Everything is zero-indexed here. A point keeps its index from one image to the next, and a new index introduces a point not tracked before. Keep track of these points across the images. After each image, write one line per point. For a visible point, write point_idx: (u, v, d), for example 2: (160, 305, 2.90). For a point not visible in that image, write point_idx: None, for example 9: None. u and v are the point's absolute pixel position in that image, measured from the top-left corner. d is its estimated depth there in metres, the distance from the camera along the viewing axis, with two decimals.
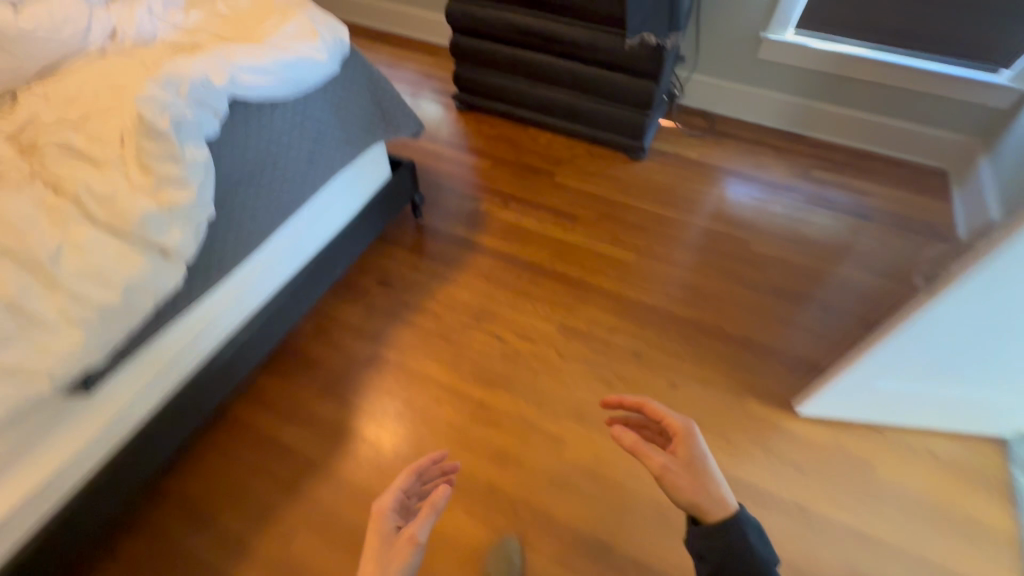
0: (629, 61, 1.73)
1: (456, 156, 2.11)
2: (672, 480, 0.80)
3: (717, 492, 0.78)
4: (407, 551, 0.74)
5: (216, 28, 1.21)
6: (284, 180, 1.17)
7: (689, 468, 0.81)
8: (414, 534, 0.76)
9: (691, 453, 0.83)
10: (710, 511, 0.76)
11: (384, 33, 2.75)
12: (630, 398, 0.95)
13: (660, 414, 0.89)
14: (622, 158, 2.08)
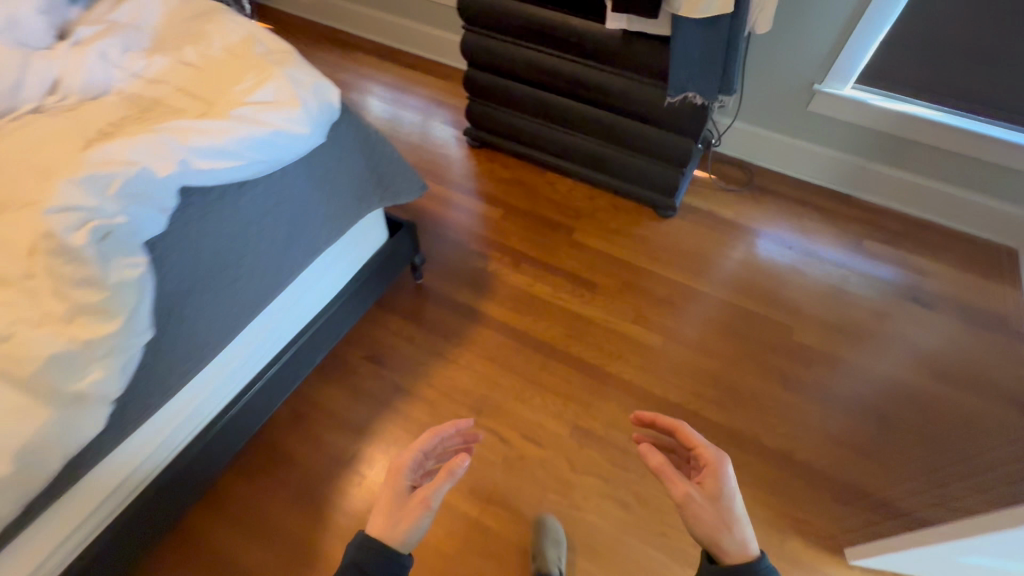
0: (667, 115, 1.51)
1: (464, 202, 1.90)
2: (693, 511, 0.75)
3: (740, 536, 0.73)
4: (417, 512, 0.75)
5: (181, 82, 1.02)
6: (254, 274, 0.97)
7: (713, 504, 0.76)
8: (427, 496, 0.76)
9: (719, 487, 0.78)
10: (729, 554, 0.72)
11: (394, 50, 2.54)
12: (661, 417, 0.90)
13: (692, 441, 0.83)
14: (649, 214, 1.87)
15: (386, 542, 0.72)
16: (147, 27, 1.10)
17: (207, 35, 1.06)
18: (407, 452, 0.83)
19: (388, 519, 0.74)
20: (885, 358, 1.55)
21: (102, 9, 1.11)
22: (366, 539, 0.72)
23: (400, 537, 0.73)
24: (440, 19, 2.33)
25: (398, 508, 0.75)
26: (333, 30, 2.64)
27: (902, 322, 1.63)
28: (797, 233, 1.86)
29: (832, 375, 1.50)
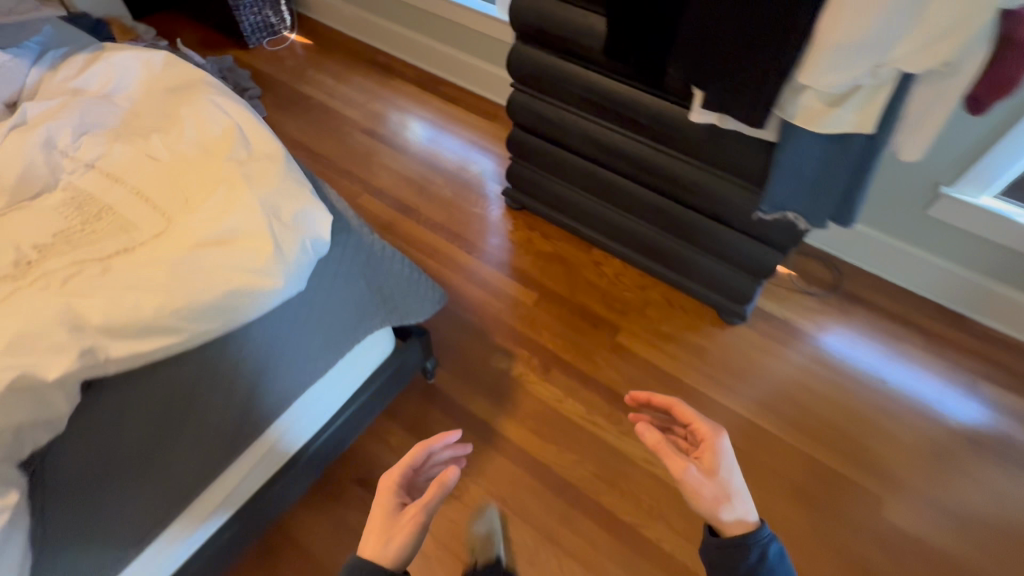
0: (750, 223, 1.21)
1: (494, 277, 1.65)
2: (694, 485, 0.84)
3: (739, 506, 0.81)
4: (408, 531, 0.77)
5: (138, 185, 0.81)
6: (201, 435, 0.80)
7: (712, 476, 0.84)
8: (418, 513, 0.79)
9: (715, 460, 0.87)
10: (730, 526, 0.80)
11: (439, 79, 2.29)
12: (657, 396, 0.98)
13: (690, 418, 0.91)
14: (711, 316, 1.57)
15: (382, 556, 0.75)
16: (112, 101, 0.89)
17: (180, 122, 0.84)
18: (395, 470, 0.85)
19: (381, 538, 0.76)
20: (976, 539, 1.25)
21: (65, 73, 0.91)
22: (360, 560, 0.74)
23: (392, 554, 0.76)
24: (490, 52, 2.06)
25: (390, 526, 0.77)
26: (377, 51, 2.42)
27: (979, 481, 1.32)
28: (863, 339, 1.56)
29: (896, 557, 1.22)
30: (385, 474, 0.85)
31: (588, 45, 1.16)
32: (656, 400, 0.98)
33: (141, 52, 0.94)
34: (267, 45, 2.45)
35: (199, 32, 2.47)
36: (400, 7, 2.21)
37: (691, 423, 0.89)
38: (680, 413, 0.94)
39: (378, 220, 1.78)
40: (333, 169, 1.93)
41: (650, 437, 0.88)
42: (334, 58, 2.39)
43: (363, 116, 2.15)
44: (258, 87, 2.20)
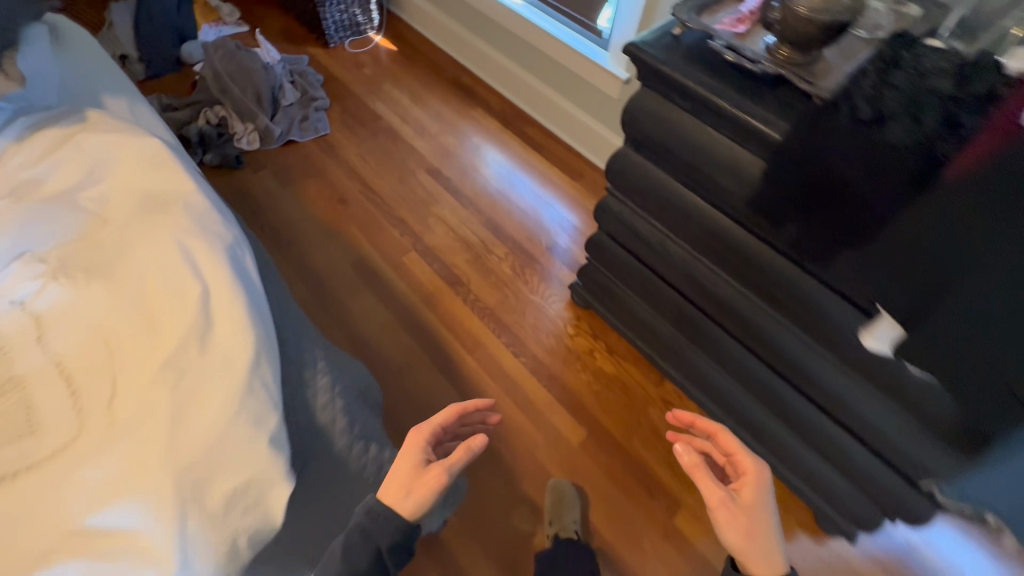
0: (912, 468, 0.84)
1: (539, 395, 1.36)
2: (725, 519, 0.76)
3: (772, 551, 0.73)
4: (429, 490, 0.68)
5: (60, 347, 0.59)
6: None
7: (750, 515, 0.75)
8: (443, 472, 0.69)
9: (755, 497, 0.77)
10: (759, 567, 0.73)
11: (525, 117, 1.99)
12: (700, 420, 0.88)
13: (731, 449, 0.83)
14: (802, 514, 1.21)
15: (401, 507, 0.66)
16: (65, 213, 0.67)
17: (129, 271, 0.61)
18: (425, 426, 0.76)
19: (402, 487, 0.67)
20: None
21: (20, 158, 0.70)
22: (378, 504, 0.66)
23: (412, 506, 0.67)
24: (590, 102, 1.72)
25: (412, 478, 0.68)
26: (463, 70, 2.14)
27: None
28: (981, 543, 1.14)
29: None
30: (413, 429, 0.76)
31: (728, 189, 0.82)
32: (696, 425, 0.89)
33: (120, 140, 0.71)
34: (348, 45, 2.22)
35: (281, 21, 2.28)
36: (498, 29, 1.89)
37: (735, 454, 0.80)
38: (719, 442, 0.86)
39: (421, 290, 1.53)
40: (385, 213, 1.70)
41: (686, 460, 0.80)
42: (415, 72, 2.14)
43: (433, 150, 1.89)
44: (327, 97, 1.99)
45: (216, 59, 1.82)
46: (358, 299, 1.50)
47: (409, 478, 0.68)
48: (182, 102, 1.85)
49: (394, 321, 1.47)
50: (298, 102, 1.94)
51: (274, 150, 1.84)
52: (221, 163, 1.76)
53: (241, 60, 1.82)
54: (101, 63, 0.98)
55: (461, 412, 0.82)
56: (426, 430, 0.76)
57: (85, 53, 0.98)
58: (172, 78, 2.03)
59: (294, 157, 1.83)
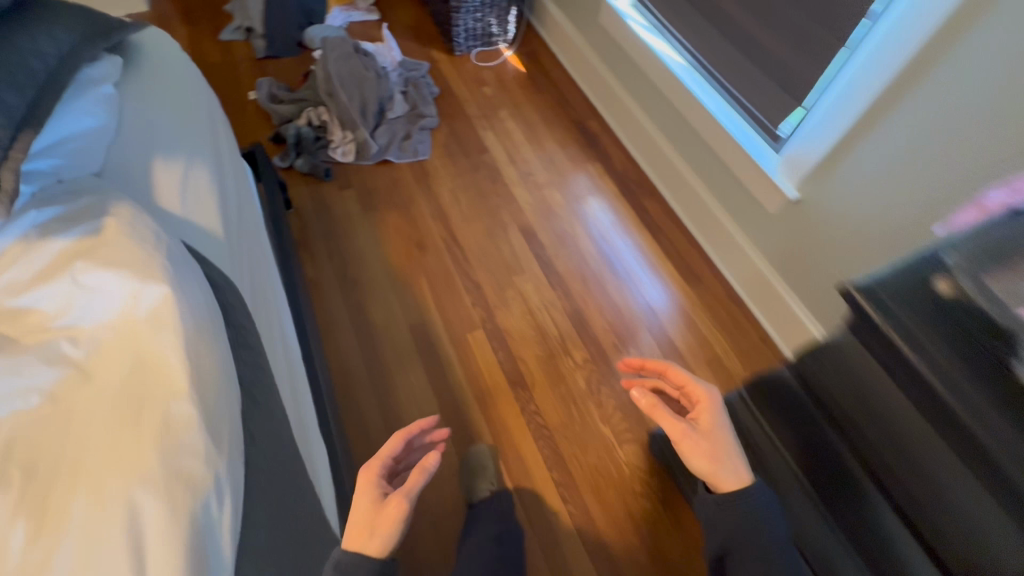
0: None
1: (580, 563, 1.13)
2: (690, 449, 0.74)
3: (734, 461, 0.73)
4: (394, 523, 0.64)
5: None
6: None
7: (711, 437, 0.74)
8: (403, 499, 0.65)
9: (715, 422, 0.76)
10: (724, 481, 0.73)
11: (649, 186, 1.70)
12: (649, 362, 0.89)
13: (684, 380, 0.82)
14: None
15: (369, 548, 0.62)
16: (36, 369, 0.51)
17: (62, 525, 0.43)
18: (375, 460, 0.72)
19: (363, 529, 0.63)
20: None
21: (11, 274, 0.54)
22: (343, 554, 0.62)
23: (378, 547, 0.63)
24: (735, 201, 1.41)
25: (371, 516, 0.64)
26: (592, 112, 1.87)
27: None
28: None
29: None
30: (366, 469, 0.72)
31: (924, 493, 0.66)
32: (648, 367, 0.89)
33: (126, 281, 0.53)
34: (474, 56, 2.01)
35: (413, 16, 2.11)
36: (647, 83, 1.61)
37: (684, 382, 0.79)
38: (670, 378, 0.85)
39: (478, 382, 1.33)
40: (463, 273, 1.49)
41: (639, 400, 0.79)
42: (538, 102, 1.89)
43: (534, 202, 1.65)
44: (437, 116, 1.79)
45: (332, 58, 1.67)
46: (407, 373, 1.33)
47: (368, 517, 0.64)
48: (290, 95, 1.74)
49: (439, 412, 1.29)
50: (405, 117, 1.76)
51: (367, 166, 1.69)
52: (310, 172, 1.64)
53: (356, 66, 1.69)
54: (176, 99, 0.83)
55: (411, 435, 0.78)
56: (378, 463, 0.71)
57: (161, 86, 0.83)
58: (289, 61, 1.92)
59: (385, 179, 1.66)
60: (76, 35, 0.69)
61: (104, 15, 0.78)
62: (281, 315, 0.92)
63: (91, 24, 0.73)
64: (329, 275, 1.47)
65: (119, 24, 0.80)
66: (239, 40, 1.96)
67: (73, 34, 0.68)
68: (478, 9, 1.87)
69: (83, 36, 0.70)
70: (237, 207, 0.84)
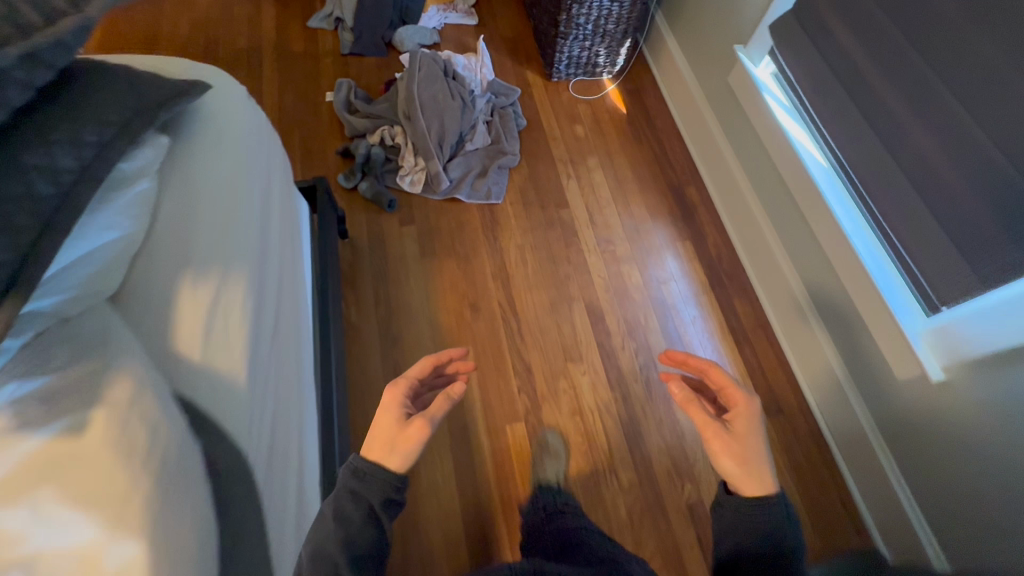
0: None
1: None
2: (718, 450, 0.72)
3: (764, 470, 0.70)
4: (413, 442, 0.73)
5: None
6: None
7: (741, 441, 0.71)
8: (425, 424, 0.73)
9: (746, 428, 0.72)
10: (752, 489, 0.69)
11: (742, 281, 1.47)
12: (694, 357, 0.83)
13: (722, 383, 0.77)
14: None
15: (388, 463, 0.72)
16: None
17: None
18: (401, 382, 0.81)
19: (386, 443, 0.73)
20: None
21: None
22: (361, 460, 0.71)
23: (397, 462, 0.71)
24: (851, 344, 1.18)
25: (393, 436, 0.73)
26: (692, 177, 1.64)
27: None
28: None
29: None
30: (392, 387, 0.81)
31: None
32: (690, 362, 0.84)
33: (107, 520, 0.43)
34: (573, 86, 1.79)
35: (514, 28, 1.90)
36: (770, 168, 1.36)
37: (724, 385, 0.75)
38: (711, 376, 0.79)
39: (507, 484, 1.20)
40: (513, 348, 1.35)
41: (676, 393, 0.78)
42: (634, 154, 1.67)
43: (608, 276, 1.46)
44: (519, 155, 1.61)
45: (418, 77, 1.51)
46: (433, 455, 1.21)
47: (392, 435, 0.73)
48: (366, 105, 1.60)
49: (459, 511, 1.16)
50: (484, 151, 1.59)
51: (433, 201, 1.54)
52: (372, 199, 1.51)
53: (442, 90, 1.52)
54: (227, 186, 0.71)
55: (437, 363, 0.88)
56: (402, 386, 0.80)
57: (211, 167, 0.70)
58: (374, 62, 1.77)
59: (449, 219, 1.51)
60: (113, 129, 0.56)
61: (161, 83, 0.66)
62: (302, 433, 0.80)
63: (138, 105, 0.61)
64: (371, 323, 1.35)
65: (178, 91, 0.67)
66: (326, 30, 1.82)
67: (108, 130, 0.56)
68: (588, 37, 1.64)
69: (124, 127, 0.57)
70: (274, 322, 0.72)
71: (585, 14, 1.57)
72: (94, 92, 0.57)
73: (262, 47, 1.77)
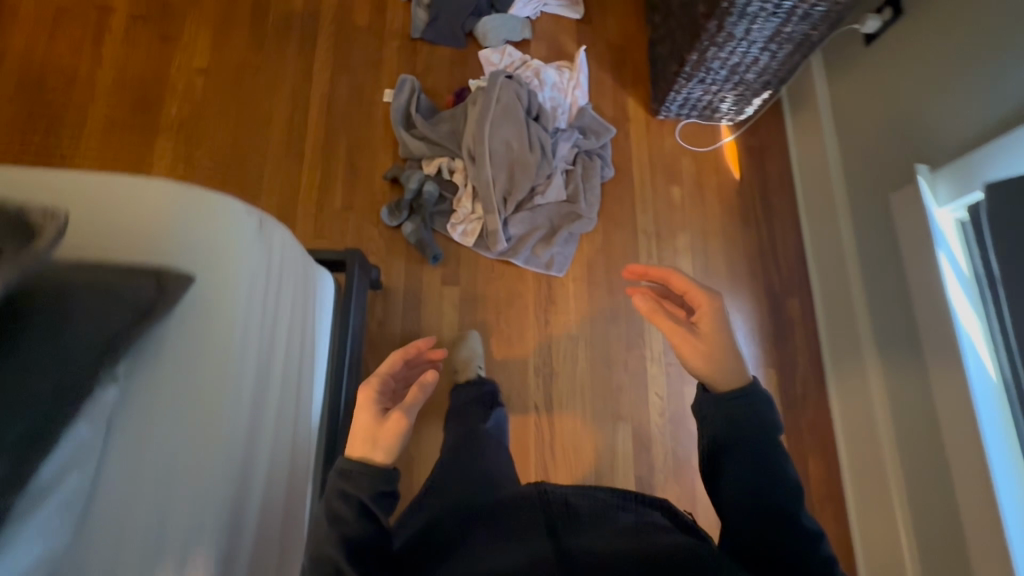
0: None
1: None
2: (689, 353, 0.70)
3: (735, 361, 0.68)
4: (395, 434, 0.67)
5: None
6: None
7: (711, 342, 0.69)
8: (404, 415, 0.70)
9: (714, 325, 0.70)
10: (723, 381, 0.67)
11: (825, 434, 1.23)
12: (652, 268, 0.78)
13: (685, 286, 0.74)
14: None
15: (374, 459, 0.66)
16: None
17: None
18: (373, 378, 0.75)
19: (366, 440, 0.67)
20: None
21: None
22: (345, 460, 0.65)
23: (381, 450, 0.67)
24: None
25: (374, 429, 0.68)
26: (798, 284, 1.34)
27: None
28: None
29: None
30: (364, 387, 0.75)
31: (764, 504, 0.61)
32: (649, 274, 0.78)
33: None
34: (681, 129, 1.45)
35: (625, 34, 1.52)
36: (910, 328, 1.06)
37: (684, 288, 0.73)
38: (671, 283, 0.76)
39: None
40: (541, 461, 1.19)
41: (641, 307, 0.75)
42: (733, 239, 1.38)
43: (667, 397, 1.25)
44: (596, 219, 1.34)
45: (492, 111, 1.23)
46: None
47: (371, 428, 0.67)
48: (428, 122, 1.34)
49: None
50: (555, 208, 1.33)
51: (484, 260, 1.31)
52: (415, 245, 1.30)
53: (519, 130, 1.24)
54: (201, 420, 0.59)
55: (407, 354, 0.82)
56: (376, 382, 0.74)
57: (182, 395, 0.58)
58: (447, 57, 1.47)
59: (500, 287, 1.30)
60: (13, 445, 0.46)
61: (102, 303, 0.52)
62: None
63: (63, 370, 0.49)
64: None
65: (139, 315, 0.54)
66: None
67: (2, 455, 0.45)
68: (716, 82, 1.27)
69: (33, 437, 0.47)
70: (248, 572, 0.61)
71: (721, 58, 1.19)
72: (0, 390, 0.46)
73: (321, 11, 1.48)
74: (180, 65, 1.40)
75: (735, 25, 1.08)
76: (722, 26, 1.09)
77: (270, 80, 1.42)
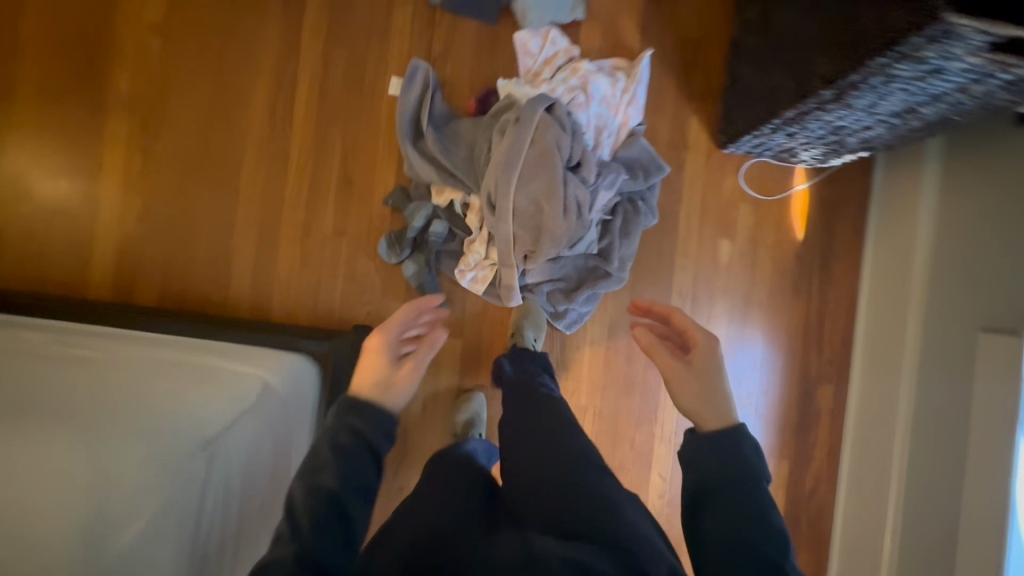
0: None
1: None
2: (679, 386, 0.74)
3: (725, 402, 0.71)
4: (407, 382, 0.75)
5: None
6: None
7: (703, 377, 0.74)
8: (416, 368, 0.76)
9: (707, 361, 0.76)
10: (707, 419, 0.70)
11: (822, 533, 1.20)
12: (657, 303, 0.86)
13: (683, 323, 0.80)
14: None
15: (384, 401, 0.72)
16: None
17: None
18: (387, 325, 0.80)
19: (378, 381, 0.73)
20: None
21: None
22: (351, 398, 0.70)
23: (391, 395, 0.73)
24: None
25: (388, 373, 0.74)
26: (835, 371, 1.22)
27: None
28: None
29: None
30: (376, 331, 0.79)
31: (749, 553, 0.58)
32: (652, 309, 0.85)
33: None
34: (746, 169, 1.20)
35: (703, 27, 1.19)
36: (951, 479, 0.95)
37: (684, 323, 0.79)
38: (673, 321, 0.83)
39: None
40: None
41: (641, 338, 0.81)
42: (778, 311, 1.22)
43: (669, 478, 1.19)
44: (627, 276, 1.14)
45: (523, 150, 0.98)
46: None
47: (386, 373, 0.74)
48: (441, 137, 1.08)
49: None
50: (581, 260, 1.13)
51: (494, 311, 1.16)
52: (416, 287, 1.12)
53: (552, 177, 0.99)
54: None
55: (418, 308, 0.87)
56: (392, 327, 0.80)
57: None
58: (473, 38, 1.15)
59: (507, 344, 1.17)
60: None
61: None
62: None
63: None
64: None
65: None
66: None
67: None
68: (808, 138, 1.01)
69: None
70: None
71: (823, 121, 0.92)
72: None
73: None
74: (126, 18, 1.10)
75: (858, 99, 0.82)
76: (841, 97, 0.83)
77: (243, 48, 1.11)
